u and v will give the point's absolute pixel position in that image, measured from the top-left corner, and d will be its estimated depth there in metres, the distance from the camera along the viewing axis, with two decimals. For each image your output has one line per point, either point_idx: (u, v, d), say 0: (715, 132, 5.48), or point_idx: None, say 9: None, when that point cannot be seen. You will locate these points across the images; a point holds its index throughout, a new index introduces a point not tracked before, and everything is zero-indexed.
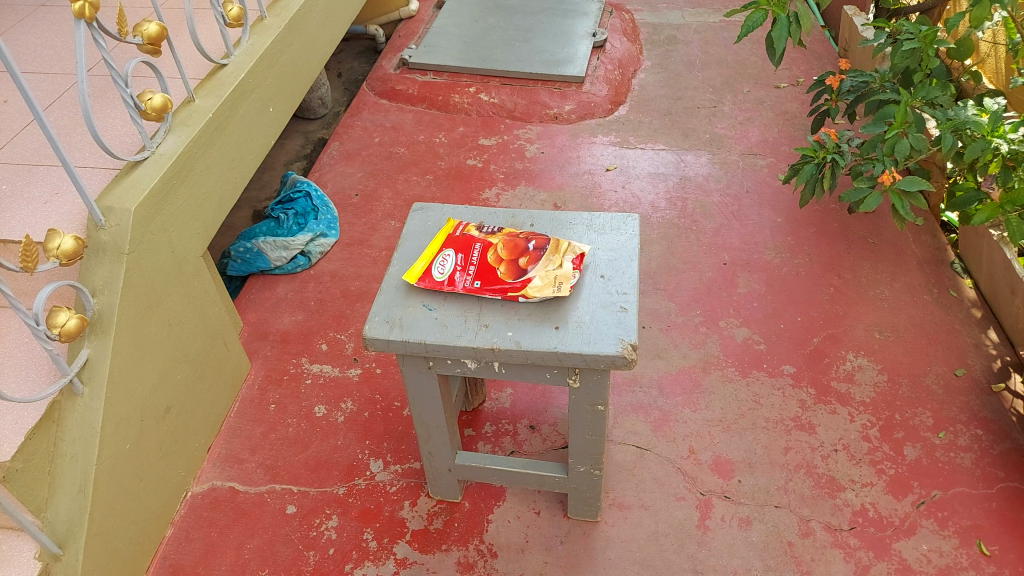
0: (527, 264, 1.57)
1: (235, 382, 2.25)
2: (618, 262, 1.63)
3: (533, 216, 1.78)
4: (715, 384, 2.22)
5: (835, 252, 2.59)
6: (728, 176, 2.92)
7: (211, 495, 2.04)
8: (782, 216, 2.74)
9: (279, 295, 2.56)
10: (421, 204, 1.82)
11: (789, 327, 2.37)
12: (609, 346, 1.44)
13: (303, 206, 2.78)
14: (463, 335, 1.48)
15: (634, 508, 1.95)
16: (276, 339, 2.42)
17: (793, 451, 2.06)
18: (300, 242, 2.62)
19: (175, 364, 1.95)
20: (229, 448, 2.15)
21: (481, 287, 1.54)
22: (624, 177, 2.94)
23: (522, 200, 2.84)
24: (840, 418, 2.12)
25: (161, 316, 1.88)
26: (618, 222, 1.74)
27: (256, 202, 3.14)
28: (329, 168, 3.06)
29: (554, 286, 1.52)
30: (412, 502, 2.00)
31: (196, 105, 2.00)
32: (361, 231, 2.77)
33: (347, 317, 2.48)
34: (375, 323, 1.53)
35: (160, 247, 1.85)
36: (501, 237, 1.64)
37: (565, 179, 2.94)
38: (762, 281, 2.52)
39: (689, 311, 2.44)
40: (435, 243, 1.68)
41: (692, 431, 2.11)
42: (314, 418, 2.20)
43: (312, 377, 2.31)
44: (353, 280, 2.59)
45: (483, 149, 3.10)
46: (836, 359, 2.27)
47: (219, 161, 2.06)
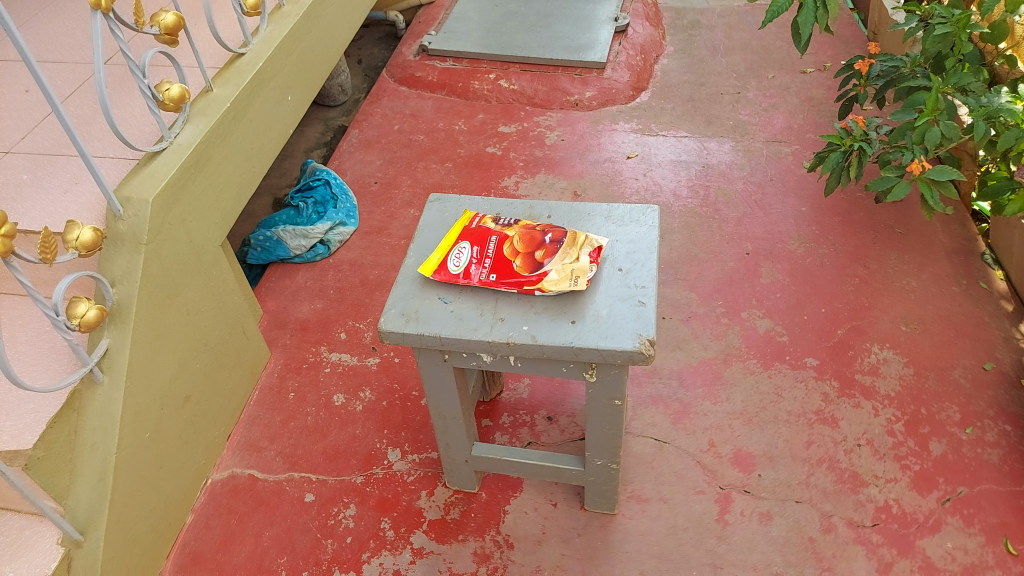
0: (544, 257, 1.55)
1: (254, 371, 2.26)
2: (636, 254, 1.60)
3: (550, 206, 1.75)
4: (737, 376, 2.19)
5: (861, 242, 2.54)
6: (752, 164, 2.87)
7: (230, 483, 2.06)
8: (807, 204, 2.68)
9: (298, 283, 2.56)
10: (438, 194, 1.81)
11: (812, 318, 2.33)
12: (626, 341, 1.42)
13: (322, 194, 2.77)
14: (477, 329, 1.47)
15: (653, 501, 1.94)
16: (295, 328, 2.42)
17: (816, 445, 2.02)
18: (319, 230, 2.61)
19: (194, 353, 1.96)
20: (248, 436, 2.16)
21: (498, 281, 1.53)
22: (645, 165, 2.90)
23: (542, 189, 2.82)
24: (864, 412, 2.09)
25: (180, 305, 1.89)
26: (638, 213, 1.71)
27: (276, 190, 3.14)
28: (348, 156, 3.05)
29: (571, 279, 1.51)
30: (429, 492, 2.00)
31: (214, 95, 2.00)
32: (380, 219, 2.76)
33: (366, 305, 2.47)
34: (391, 315, 1.52)
35: (179, 237, 1.86)
36: (518, 231, 1.62)
37: (584, 166, 2.90)
38: (785, 271, 2.47)
39: (711, 301, 2.40)
40: (451, 235, 1.66)
41: (712, 424, 2.09)
42: (332, 406, 2.21)
43: (331, 366, 2.31)
44: (372, 269, 2.58)
45: (503, 136, 3.08)
46: (861, 351, 2.23)
47: (237, 150, 2.06)
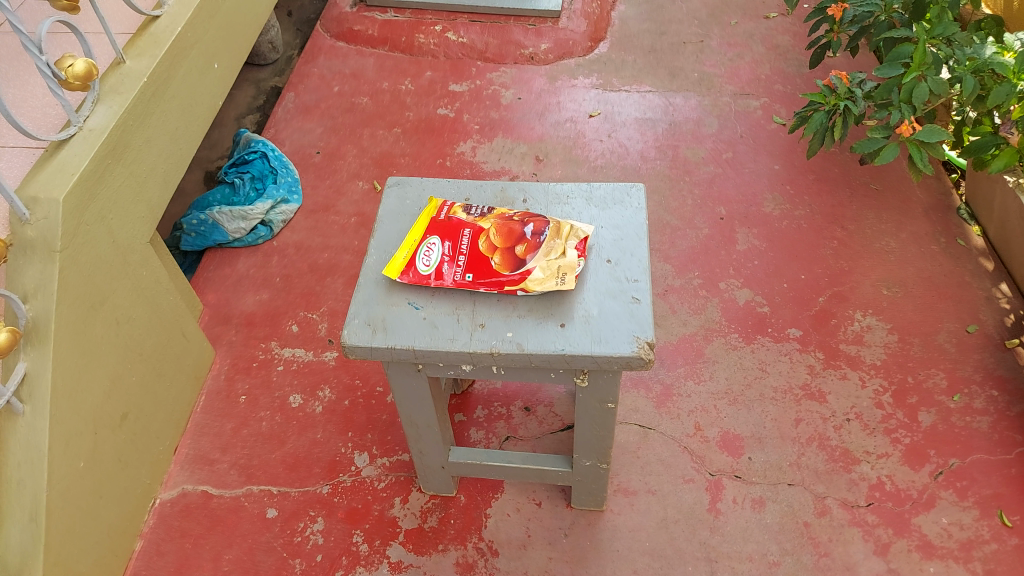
0: (525, 253, 1.37)
1: (198, 375, 2.05)
2: (625, 242, 1.45)
3: (524, 188, 1.57)
4: (719, 352, 2.09)
5: (837, 201, 2.44)
6: (720, 121, 2.72)
7: (181, 501, 1.87)
8: (780, 162, 2.56)
9: (240, 271, 2.33)
10: (397, 177, 1.60)
11: (792, 286, 2.23)
12: (623, 345, 1.29)
13: (259, 168, 2.50)
14: (455, 339, 1.32)
15: (641, 494, 1.83)
16: (240, 323, 2.21)
17: (805, 423, 1.94)
18: (259, 211, 2.37)
19: (128, 365, 1.74)
20: (197, 448, 1.96)
21: (475, 281, 1.36)
22: (609, 125, 2.73)
23: (501, 154, 2.64)
24: (851, 384, 2.01)
25: (107, 315, 1.66)
26: (622, 193, 1.55)
27: (207, 163, 2.87)
28: (285, 124, 2.79)
29: (558, 276, 1.34)
30: (403, 498, 1.85)
31: (127, 68, 1.73)
32: (326, 195, 2.53)
33: (317, 293, 2.27)
34: (355, 326, 1.34)
35: (99, 237, 1.62)
36: (494, 222, 1.43)
37: (544, 129, 2.72)
38: (761, 236, 2.37)
39: (687, 273, 2.28)
40: (418, 226, 1.47)
41: (697, 406, 1.98)
42: (288, 409, 2.02)
43: (283, 363, 2.12)
44: (321, 252, 2.37)
45: (454, 96, 2.86)
46: (843, 319, 2.15)
47: (158, 131, 1.81)
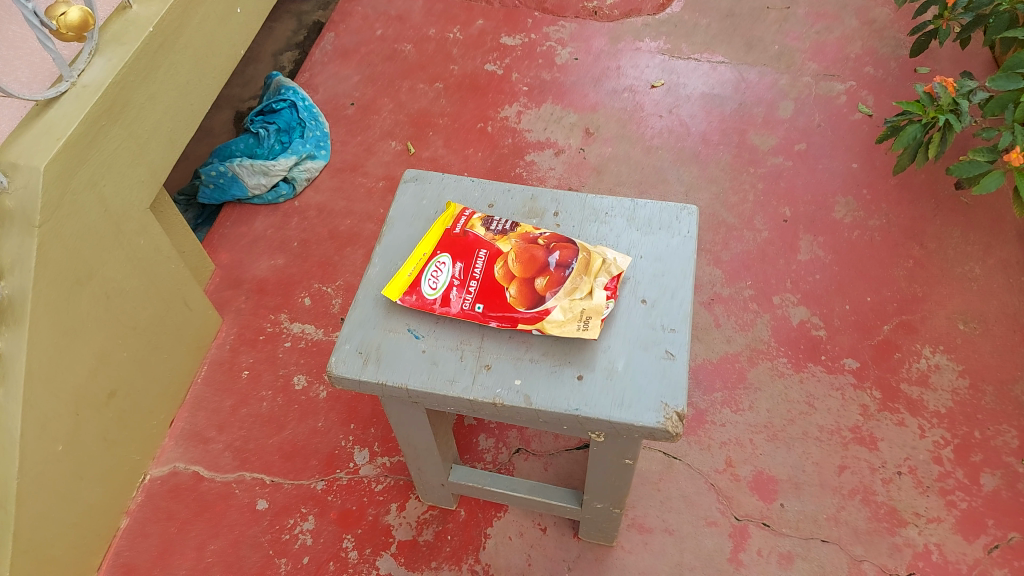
0: (546, 288, 1.18)
1: (200, 344, 1.93)
2: (666, 279, 1.25)
3: (558, 198, 1.37)
4: (763, 378, 1.88)
5: (919, 213, 2.17)
6: (797, 105, 2.42)
7: (171, 481, 1.77)
8: (859, 160, 2.28)
9: (256, 231, 2.18)
10: (416, 171, 1.41)
11: (854, 309, 2.00)
12: (647, 413, 1.10)
13: (287, 119, 2.32)
14: (456, 381, 1.15)
15: (657, 533, 1.67)
16: (251, 289, 2.07)
17: (849, 472, 1.74)
18: (282, 167, 2.20)
19: (119, 340, 1.62)
20: (192, 423, 1.85)
21: (485, 314, 1.18)
22: (671, 98, 2.45)
23: (548, 123, 2.40)
24: (908, 432, 1.80)
25: (96, 289, 1.52)
26: (670, 216, 1.33)
27: (238, 102, 2.69)
28: (321, 68, 2.59)
29: (580, 320, 1.15)
30: (399, 506, 1.72)
31: (133, 15, 1.55)
32: (355, 153, 2.35)
33: (334, 264, 2.11)
34: (344, 353, 1.18)
35: (88, 206, 1.47)
36: (515, 244, 1.24)
37: (599, 97, 2.47)
38: (826, 246, 2.12)
39: (738, 281, 2.06)
40: (430, 237, 1.29)
41: (731, 438, 1.79)
42: (291, 391, 1.90)
43: (291, 340, 1.98)
44: (343, 218, 2.20)
45: (504, 51, 2.60)
46: (908, 355, 1.92)
47: (166, 87, 1.63)
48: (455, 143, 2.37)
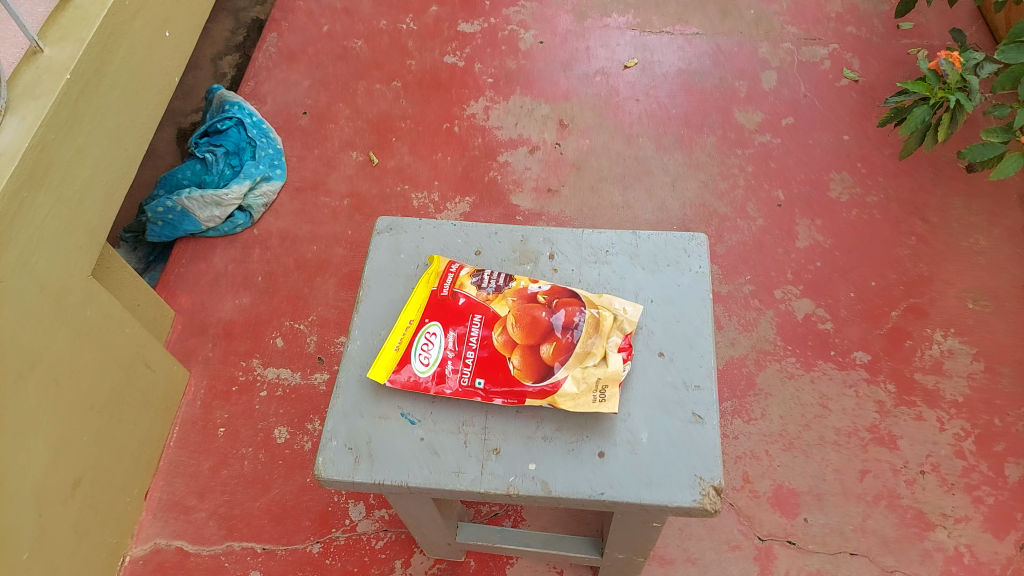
0: (553, 357, 1.05)
1: (168, 405, 1.78)
2: (682, 326, 1.12)
3: (551, 237, 1.23)
4: (772, 382, 1.79)
5: (917, 184, 2.07)
6: (780, 75, 2.29)
7: (154, 560, 1.64)
8: (850, 132, 2.17)
9: (217, 268, 2.02)
10: (388, 220, 1.26)
11: (861, 296, 1.90)
12: (681, 491, 0.99)
13: (235, 140, 2.12)
14: (462, 472, 1.02)
15: (679, 564, 1.57)
16: (218, 334, 1.92)
17: (871, 476, 1.66)
18: (235, 195, 2.01)
19: (77, 424, 1.46)
20: (171, 492, 1.72)
21: (487, 390, 1.05)
22: (647, 79, 2.31)
23: (519, 118, 2.24)
24: (927, 427, 1.71)
25: (43, 377, 1.35)
26: (678, 248, 1.20)
27: (179, 116, 2.47)
28: (267, 74, 2.39)
29: (596, 390, 1.02)
30: (405, 562, 1.61)
31: (45, 59, 1.34)
32: (315, 169, 2.17)
33: (306, 297, 1.96)
34: (332, 451, 1.05)
35: (22, 289, 1.28)
36: (512, 305, 1.11)
37: (571, 84, 2.31)
38: (825, 229, 2.01)
39: (737, 277, 1.95)
40: (415, 301, 1.14)
41: (746, 451, 1.70)
42: (274, 446, 1.76)
43: (268, 387, 1.84)
44: (309, 245, 2.04)
45: (464, 39, 2.42)
46: (920, 341, 1.83)
47: (94, 137, 1.44)
48: (421, 148, 2.20)
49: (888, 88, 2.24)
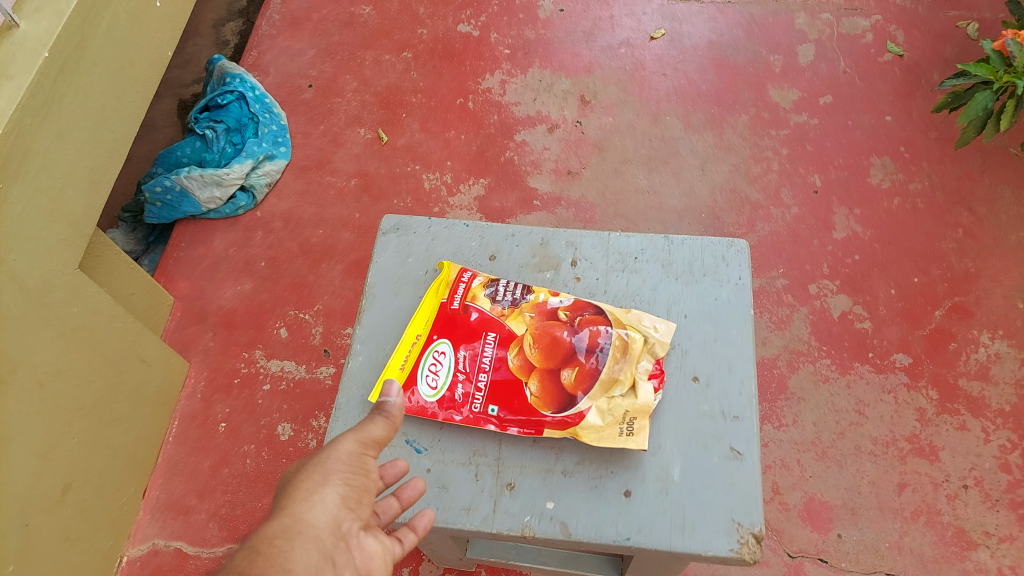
0: (575, 384, 0.94)
1: (166, 399, 1.69)
2: (720, 346, 1.01)
3: (574, 240, 1.11)
4: (805, 386, 1.67)
5: (965, 171, 1.92)
6: (818, 48, 2.13)
7: (152, 562, 1.56)
8: (893, 113, 2.02)
9: (217, 251, 1.92)
10: (396, 218, 1.15)
11: (902, 294, 1.77)
12: (717, 538, 0.88)
13: (237, 115, 1.99)
14: (472, 510, 0.92)
15: None
16: (218, 323, 1.82)
17: (910, 490, 1.55)
18: (237, 175, 1.90)
19: (64, 428, 1.37)
20: (170, 491, 1.64)
21: (501, 419, 0.94)
22: (675, 52, 2.15)
23: (537, 93, 2.10)
24: (970, 438, 1.60)
25: (26, 382, 1.27)
26: (716, 256, 1.08)
27: (180, 87, 2.35)
28: (270, 43, 2.25)
29: (623, 423, 0.92)
30: (412, 571, 1.53)
31: (20, 35, 1.22)
32: (320, 147, 2.06)
33: (310, 285, 1.86)
34: None
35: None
36: (530, 322, 1.00)
37: (593, 55, 2.16)
38: (864, 220, 1.88)
39: (769, 270, 1.82)
40: (423, 313, 1.04)
41: (776, 461, 1.60)
42: (276, 443, 1.67)
43: (271, 381, 1.74)
44: (314, 228, 1.93)
45: (479, 6, 2.27)
46: (965, 344, 1.70)
47: (75, 120, 1.33)
48: (433, 124, 2.07)
49: (934, 64, 2.08)
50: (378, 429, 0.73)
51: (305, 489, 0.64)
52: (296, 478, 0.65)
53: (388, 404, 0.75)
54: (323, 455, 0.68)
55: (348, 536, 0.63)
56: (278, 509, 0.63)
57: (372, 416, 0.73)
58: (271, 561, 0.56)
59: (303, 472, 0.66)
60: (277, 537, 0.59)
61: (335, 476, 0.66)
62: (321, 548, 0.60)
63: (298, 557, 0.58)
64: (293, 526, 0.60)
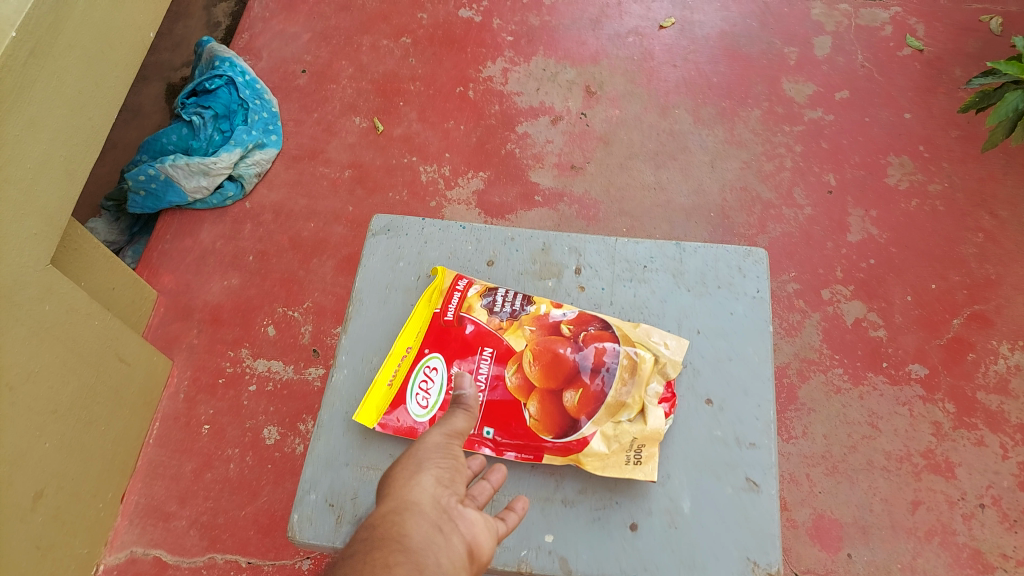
0: (579, 408, 0.86)
1: (147, 399, 1.61)
2: (734, 365, 0.93)
3: (578, 246, 1.03)
4: (816, 397, 1.60)
5: (986, 172, 1.83)
6: (835, 41, 2.04)
7: (130, 570, 1.49)
8: (913, 110, 1.93)
9: (204, 244, 1.84)
10: (386, 219, 1.07)
11: (919, 301, 1.69)
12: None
13: (226, 101, 1.91)
14: None
15: None
16: (204, 319, 1.75)
17: (924, 508, 1.48)
18: (225, 164, 1.81)
19: (37, 433, 1.29)
20: (149, 496, 1.57)
21: (497, 444, 0.87)
22: (686, 41, 2.06)
23: (541, 82, 2.01)
24: (988, 454, 1.53)
25: None
26: (731, 268, 1.00)
27: (169, 71, 2.26)
28: (263, 26, 2.16)
29: (630, 450, 0.85)
30: None
31: None
32: (313, 136, 1.97)
33: (300, 281, 1.77)
34: (310, 508, 0.87)
35: None
36: (530, 338, 0.91)
37: (600, 44, 2.07)
38: (881, 222, 1.79)
39: (780, 273, 1.75)
40: (415, 324, 0.96)
41: (785, 475, 1.53)
42: (262, 448, 1.59)
43: (257, 382, 1.66)
44: (305, 221, 1.85)
45: None
46: (984, 355, 1.63)
47: (50, 106, 1.24)
48: (431, 114, 1.98)
49: (956, 59, 1.99)
50: (459, 421, 0.67)
51: (401, 474, 0.57)
52: (389, 470, 0.59)
53: (462, 396, 0.69)
54: (410, 447, 0.61)
55: (452, 507, 0.55)
56: (376, 500, 0.55)
57: (450, 412, 0.67)
58: (380, 536, 0.49)
59: (393, 461, 0.59)
60: (382, 520, 0.52)
61: (429, 461, 0.59)
62: (427, 518, 0.52)
63: (408, 528, 0.50)
64: (397, 505, 0.53)
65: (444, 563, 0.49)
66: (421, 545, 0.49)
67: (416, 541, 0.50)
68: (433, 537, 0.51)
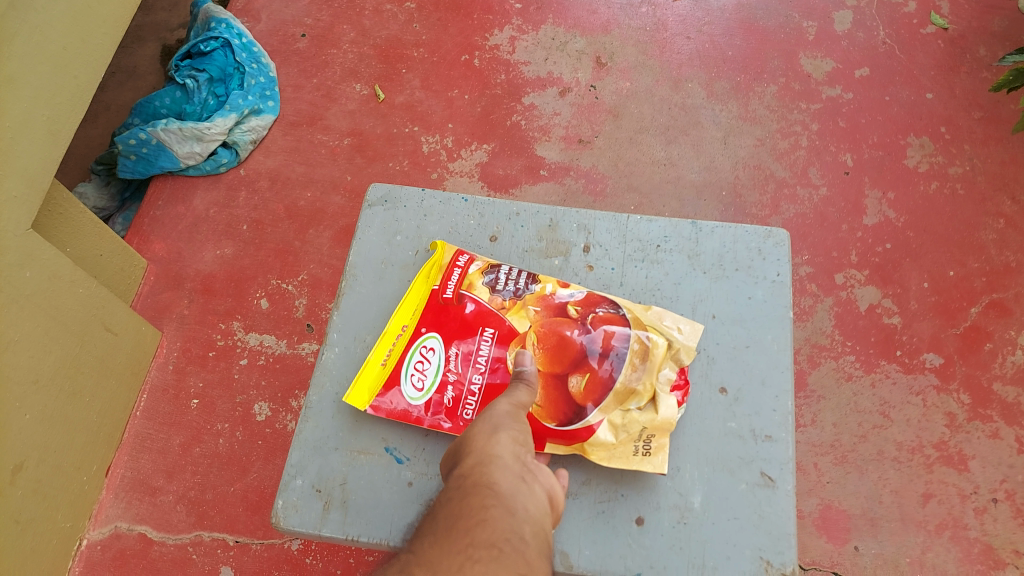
0: (585, 394, 0.81)
1: (134, 371, 1.56)
2: (752, 353, 0.87)
3: (588, 223, 0.97)
4: (826, 383, 1.55)
5: (1010, 156, 1.76)
6: (856, 15, 1.96)
7: (115, 546, 1.46)
8: (935, 89, 1.86)
9: (197, 211, 1.78)
10: (383, 189, 1.01)
11: (936, 288, 1.63)
12: None
13: (221, 64, 1.84)
14: None
15: None
16: (195, 289, 1.69)
17: (935, 501, 1.44)
18: (219, 129, 1.74)
19: (17, 404, 1.24)
20: (137, 470, 1.52)
21: None
22: (701, 13, 1.98)
23: (549, 51, 1.93)
24: (1003, 448, 1.48)
25: None
26: (750, 249, 0.94)
27: (164, 31, 2.18)
28: None
29: (639, 440, 0.80)
30: None
31: None
32: (312, 102, 1.90)
33: (296, 252, 1.71)
34: (296, 495, 0.82)
35: None
36: (535, 318, 0.86)
37: (611, 13, 1.99)
38: (898, 204, 1.73)
39: (793, 256, 1.69)
40: (411, 301, 0.90)
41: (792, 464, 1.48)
42: (252, 423, 1.54)
43: (249, 355, 1.61)
44: (302, 190, 1.78)
45: None
46: (1002, 345, 1.57)
47: (27, 62, 1.18)
48: (435, 82, 1.91)
49: (981, 37, 1.91)
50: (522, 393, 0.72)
51: (481, 432, 0.62)
52: (467, 430, 0.64)
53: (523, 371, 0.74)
54: (483, 411, 0.67)
55: (528, 461, 0.61)
56: (459, 456, 0.61)
57: (514, 386, 0.72)
58: (474, 484, 0.55)
59: (471, 423, 0.64)
60: (471, 471, 0.57)
61: (505, 420, 0.65)
62: (511, 469, 0.58)
63: (496, 477, 0.56)
64: (481, 459, 0.59)
65: (529, 507, 0.54)
66: (509, 490, 0.55)
67: (504, 488, 0.55)
68: (519, 486, 0.56)
